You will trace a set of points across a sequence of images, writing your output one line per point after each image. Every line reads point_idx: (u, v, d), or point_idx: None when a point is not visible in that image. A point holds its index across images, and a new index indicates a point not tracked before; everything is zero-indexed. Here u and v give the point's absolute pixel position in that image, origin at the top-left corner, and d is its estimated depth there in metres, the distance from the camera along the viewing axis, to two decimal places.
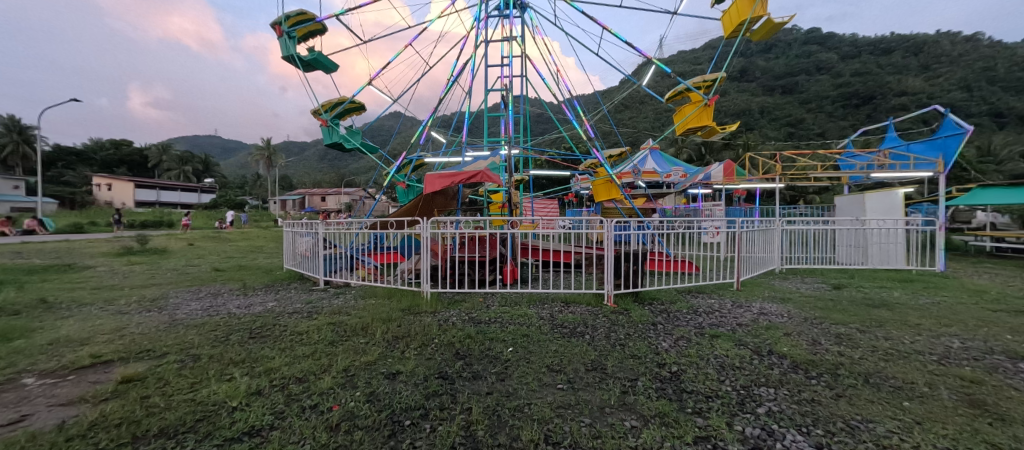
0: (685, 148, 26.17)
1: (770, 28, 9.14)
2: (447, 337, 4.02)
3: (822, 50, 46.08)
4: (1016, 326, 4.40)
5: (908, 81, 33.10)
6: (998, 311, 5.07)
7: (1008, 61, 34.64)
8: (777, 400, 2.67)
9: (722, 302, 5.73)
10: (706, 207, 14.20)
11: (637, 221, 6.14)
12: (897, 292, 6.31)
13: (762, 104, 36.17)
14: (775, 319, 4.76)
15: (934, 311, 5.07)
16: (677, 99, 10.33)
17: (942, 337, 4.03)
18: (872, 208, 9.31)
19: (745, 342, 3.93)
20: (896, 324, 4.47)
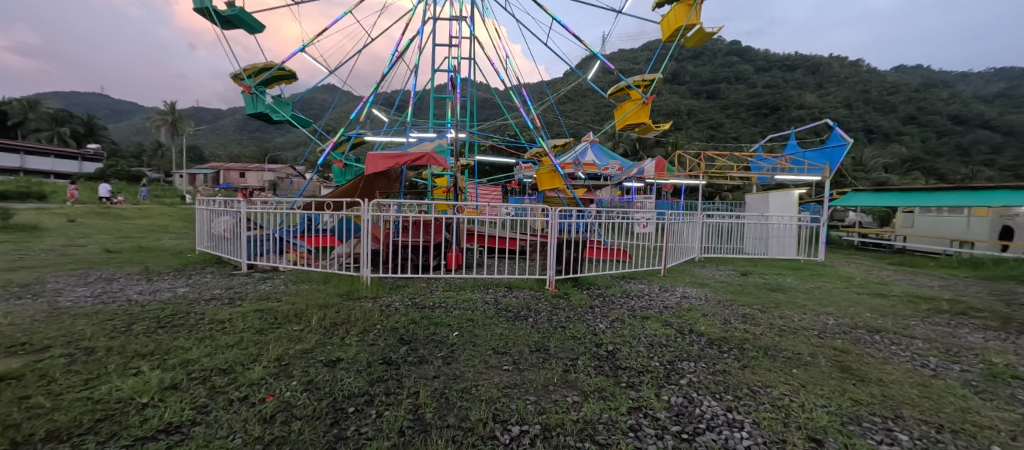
0: (622, 143, 27.67)
1: (702, 36, 9.90)
2: (390, 323, 3.92)
3: (741, 62, 51.03)
4: (873, 306, 5.38)
5: (806, 96, 38.01)
6: (862, 294, 6.15)
7: (879, 86, 41.21)
8: (697, 372, 3.02)
9: (651, 287, 6.27)
10: (639, 199, 15.22)
11: (579, 210, 6.42)
12: (789, 278, 7.37)
13: (690, 107, 39.30)
14: (695, 302, 5.33)
15: (817, 294, 6.01)
16: (618, 95, 10.83)
17: (821, 316, 4.83)
18: (774, 206, 10.65)
19: (670, 322, 4.35)
20: (788, 306, 5.24)
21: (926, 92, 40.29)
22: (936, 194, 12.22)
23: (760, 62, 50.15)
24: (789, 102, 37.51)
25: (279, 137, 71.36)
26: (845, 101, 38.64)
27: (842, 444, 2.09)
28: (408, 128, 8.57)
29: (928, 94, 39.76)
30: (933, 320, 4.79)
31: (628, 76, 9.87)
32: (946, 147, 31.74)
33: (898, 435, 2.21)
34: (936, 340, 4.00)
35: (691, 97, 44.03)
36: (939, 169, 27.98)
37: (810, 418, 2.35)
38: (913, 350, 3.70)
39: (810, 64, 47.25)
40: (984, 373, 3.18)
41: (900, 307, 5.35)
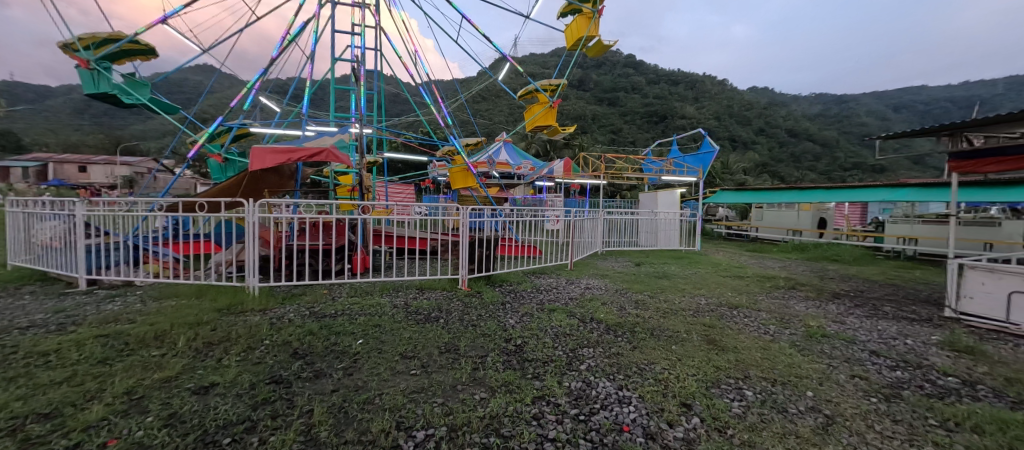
0: (534, 144, 28.80)
1: (601, 47, 10.76)
2: (282, 337, 3.52)
3: (635, 74, 56.84)
4: (734, 286, 6.46)
5: (687, 108, 43.91)
6: (726, 277, 7.33)
7: (739, 103, 49.47)
8: (595, 357, 3.28)
9: (559, 280, 6.66)
10: (550, 197, 16.01)
11: (490, 209, 6.49)
12: (673, 266, 8.45)
13: (594, 112, 42.51)
14: (596, 292, 5.82)
15: (694, 279, 7.00)
16: (527, 98, 11.20)
17: (695, 297, 5.65)
18: (661, 203, 12.07)
19: (574, 313, 4.66)
20: (671, 290, 6.02)
21: (771, 110, 49.52)
22: (778, 192, 15.07)
23: (650, 75, 56.46)
24: (674, 112, 42.88)
25: (137, 123, 59.07)
26: (715, 114, 45.51)
27: (707, 406, 2.46)
28: (304, 120, 7.77)
29: (773, 111, 48.88)
30: (774, 294, 5.94)
31: (535, 79, 10.26)
32: (785, 154, 39.38)
33: (746, 392, 2.68)
34: (774, 311, 4.96)
35: (595, 104, 47.69)
36: (780, 173, 34.64)
37: (684, 386, 2.73)
38: (760, 320, 4.53)
39: (689, 80, 54.66)
40: (805, 334, 4.04)
41: (752, 286, 6.52)
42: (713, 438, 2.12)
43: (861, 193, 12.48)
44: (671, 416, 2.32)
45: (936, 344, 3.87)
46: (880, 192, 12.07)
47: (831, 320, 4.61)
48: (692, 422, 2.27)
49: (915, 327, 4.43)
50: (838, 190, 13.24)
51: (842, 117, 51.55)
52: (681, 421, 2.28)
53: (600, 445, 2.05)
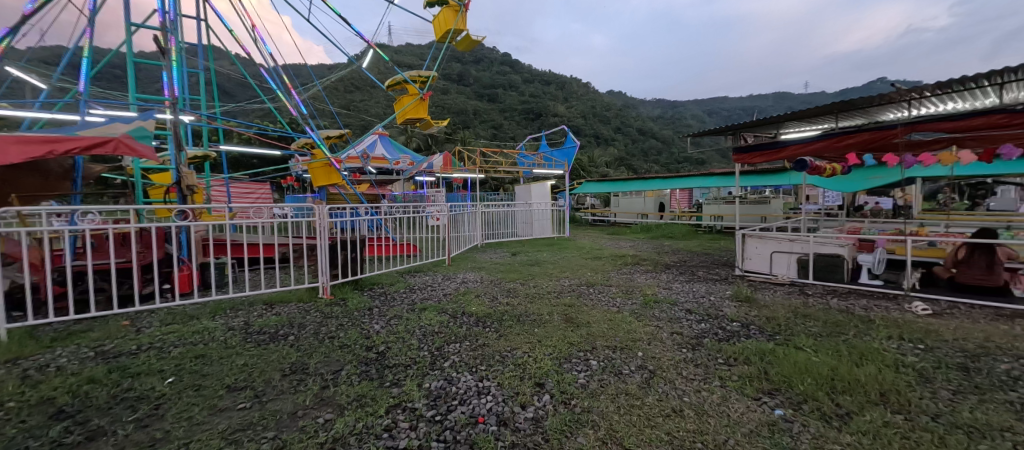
0: (413, 137, 27.73)
1: (470, 42, 10.79)
2: (37, 394, 2.57)
3: (512, 73, 59.39)
4: (593, 267, 7.25)
5: (557, 107, 47.78)
6: (587, 259, 8.19)
7: (600, 104, 55.98)
8: (460, 352, 3.26)
9: (435, 277, 6.51)
10: (430, 193, 15.62)
11: (356, 206, 5.87)
12: (544, 253, 9.10)
13: (474, 107, 43.01)
14: (471, 285, 5.87)
15: (561, 263, 7.63)
16: (396, 88, 10.58)
17: (561, 279, 6.17)
18: (534, 195, 12.77)
19: (446, 309, 4.59)
20: (540, 276, 6.45)
21: (625, 111, 57.32)
22: (630, 182, 17.50)
23: (525, 75, 59.71)
24: (547, 110, 46.20)
25: None
26: (581, 113, 50.60)
27: (556, 382, 2.64)
28: (84, 101, 5.85)
29: (626, 112, 56.65)
30: (622, 270, 6.88)
31: (401, 70, 9.76)
32: (636, 149, 46.13)
33: (591, 362, 2.98)
34: (622, 285, 5.73)
35: (475, 99, 48.30)
36: (633, 166, 40.44)
37: (538, 366, 2.90)
38: (609, 294, 5.17)
39: (559, 82, 59.55)
40: (643, 302, 4.74)
41: (607, 265, 7.43)
42: (559, 411, 2.28)
43: (687, 182, 15.31)
44: (524, 398, 2.43)
45: (728, 297, 4.96)
46: (699, 180, 15.03)
47: (662, 288, 5.53)
48: (542, 400, 2.41)
49: (716, 285, 5.63)
50: (672, 179, 15.98)
51: (675, 119, 62.69)
52: (533, 401, 2.41)
53: (453, 443, 2.01)
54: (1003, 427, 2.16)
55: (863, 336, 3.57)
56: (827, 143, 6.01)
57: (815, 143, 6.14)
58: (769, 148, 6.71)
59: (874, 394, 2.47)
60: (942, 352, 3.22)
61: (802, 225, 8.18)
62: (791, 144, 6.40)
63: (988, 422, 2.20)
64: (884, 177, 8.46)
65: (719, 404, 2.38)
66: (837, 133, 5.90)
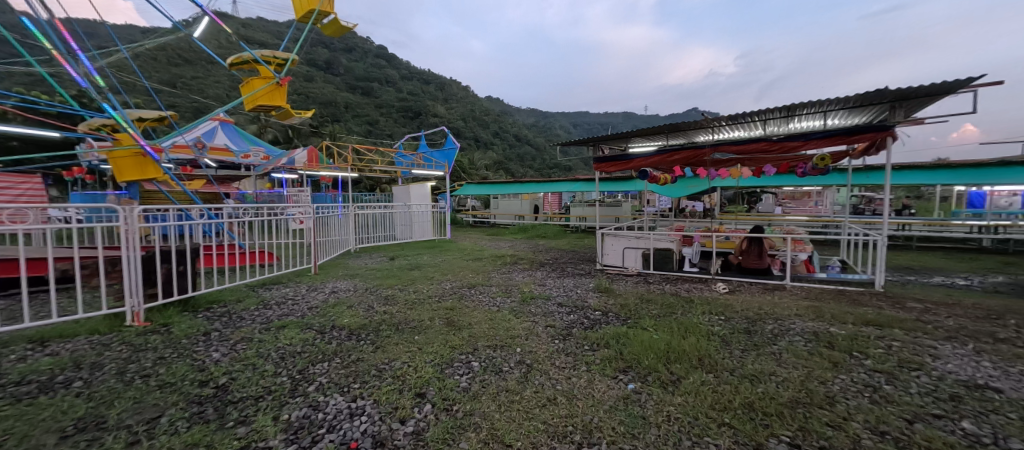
0: (268, 127, 23.88)
1: (338, 28, 9.80)
2: None
3: (388, 67, 56.34)
4: (474, 268, 7.35)
5: (437, 107, 47.23)
6: (468, 260, 8.27)
7: (479, 108, 57.40)
8: (328, 372, 2.90)
9: (297, 289, 5.69)
10: (290, 192, 13.64)
11: (187, 207, 4.70)
12: (425, 256, 8.86)
13: (345, 99, 39.34)
14: (343, 295, 5.32)
15: (442, 266, 7.53)
16: (243, 68, 8.92)
17: (442, 282, 6.09)
18: (414, 196, 12.23)
19: (311, 324, 4.05)
20: (421, 279, 6.26)
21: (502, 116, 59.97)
22: (508, 185, 18.36)
23: (403, 71, 57.40)
24: (426, 110, 45.19)
25: None
26: (461, 115, 51.00)
27: (438, 389, 2.58)
28: None
29: (503, 118, 59.31)
30: (501, 270, 7.15)
31: (251, 48, 8.27)
32: (513, 154, 48.72)
33: (473, 363, 3.01)
34: (501, 284, 5.95)
35: (346, 90, 44.26)
36: (511, 170, 42.58)
37: (419, 375, 2.78)
38: (490, 294, 5.31)
39: (438, 82, 58.95)
40: (520, 299, 5.00)
41: (487, 265, 7.63)
42: (441, 420, 2.22)
43: (557, 186, 16.82)
44: (404, 412, 2.30)
45: (592, 289, 5.61)
46: (567, 185, 16.67)
47: (538, 284, 5.94)
48: (423, 411, 2.32)
49: (581, 279, 6.31)
50: (545, 183, 17.36)
51: (546, 128, 68.38)
52: (413, 414, 2.29)
53: None
54: (770, 372, 2.94)
55: (687, 313, 4.45)
56: (660, 157, 7.30)
57: (652, 157, 7.39)
58: (620, 159, 7.79)
59: (695, 360, 3.09)
60: (734, 320, 4.25)
61: (645, 224, 9.78)
62: (636, 157, 7.55)
63: (763, 370, 2.96)
64: (699, 186, 10.72)
65: (585, 387, 2.66)
66: (667, 150, 7.21)
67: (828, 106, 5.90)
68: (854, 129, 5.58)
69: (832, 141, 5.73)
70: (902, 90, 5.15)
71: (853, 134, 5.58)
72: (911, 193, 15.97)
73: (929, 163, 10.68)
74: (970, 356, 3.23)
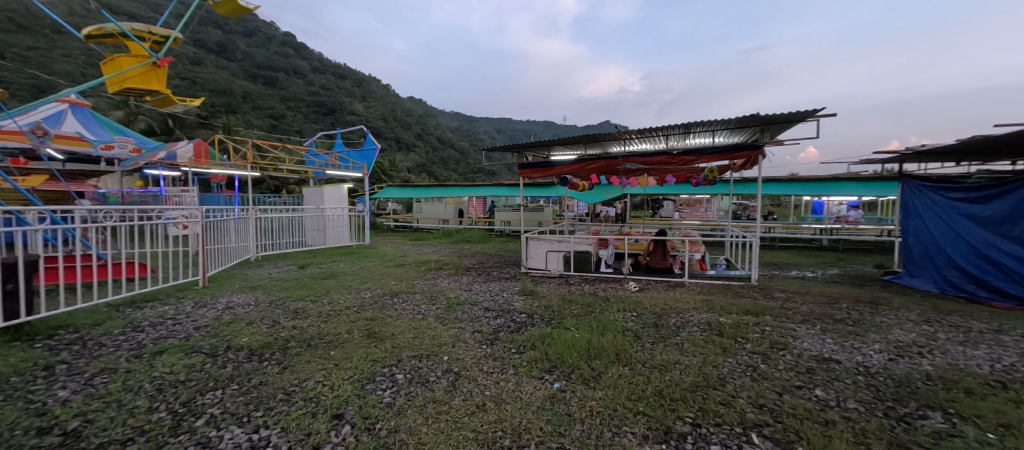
0: (141, 114, 20.09)
1: (236, 9, 8.67)
2: None
3: (297, 57, 51.44)
4: (396, 275, 7.00)
5: (355, 104, 44.38)
6: (390, 267, 7.86)
7: (401, 109, 55.30)
8: (223, 401, 2.51)
9: (180, 306, 4.85)
10: (171, 192, 11.62)
11: (21, 209, 3.72)
12: (341, 264, 8.21)
13: (243, 89, 34.91)
14: (241, 310, 4.66)
15: (360, 274, 7.05)
16: (105, 43, 7.38)
17: (361, 291, 5.69)
18: (328, 199, 11.24)
19: (199, 347, 3.47)
20: (337, 289, 5.78)
21: (425, 118, 58.51)
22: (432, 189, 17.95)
23: (315, 63, 52.89)
24: (341, 106, 42.16)
25: None
26: (381, 115, 48.60)
27: (358, 408, 2.39)
28: None
29: (426, 120, 57.90)
30: (426, 276, 6.94)
31: (117, 19, 6.88)
32: (437, 157, 47.79)
33: (397, 376, 2.86)
34: (426, 291, 5.76)
35: (245, 78, 39.31)
36: (435, 173, 41.73)
37: (335, 395, 2.55)
38: (414, 302, 5.10)
39: (355, 78, 55.47)
40: (447, 306, 4.88)
41: (410, 272, 7.34)
42: (362, 441, 2.06)
43: (482, 191, 16.90)
44: (319, 438, 2.08)
45: (517, 292, 5.72)
46: (492, 190, 16.83)
47: (463, 290, 5.87)
48: (341, 434, 2.13)
49: (507, 283, 6.41)
50: (470, 187, 17.33)
51: (471, 133, 68.45)
52: (330, 438, 2.09)
53: None
54: (675, 361, 3.27)
55: (604, 311, 4.77)
56: (580, 166, 7.75)
57: (573, 165, 7.81)
58: (543, 165, 8.10)
59: (612, 355, 3.31)
60: (644, 315, 4.67)
61: (565, 228, 10.29)
62: (558, 164, 7.92)
63: (670, 359, 3.29)
64: (612, 192, 11.63)
65: (513, 390, 2.69)
66: (586, 158, 7.68)
67: (716, 126, 6.81)
68: (735, 147, 6.52)
69: (719, 156, 6.63)
70: (770, 116, 6.16)
71: (735, 151, 6.52)
72: (774, 202, 19.27)
73: (786, 177, 13.07)
74: (818, 334, 3.99)
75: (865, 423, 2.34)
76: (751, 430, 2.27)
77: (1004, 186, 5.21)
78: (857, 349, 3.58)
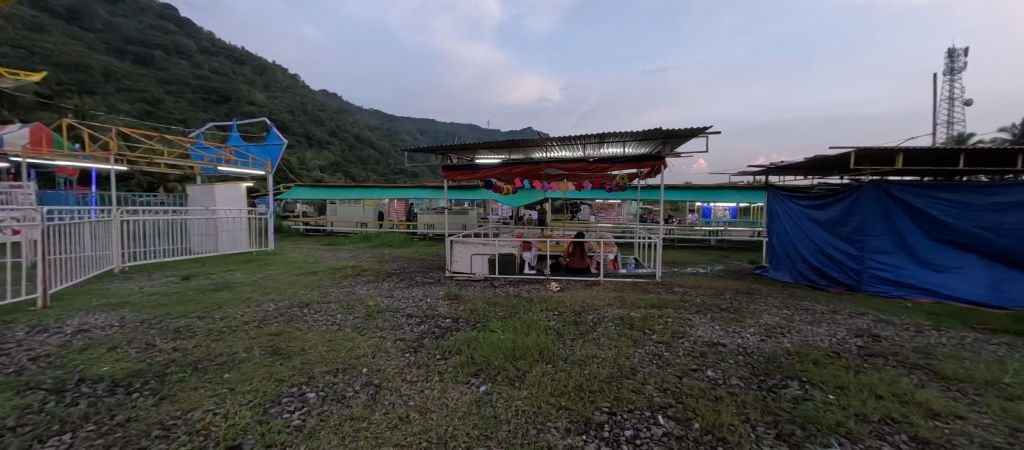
0: None
1: None
2: None
3: (180, 34, 44.23)
4: (306, 284, 6.36)
5: (255, 94, 39.59)
6: (299, 275, 7.12)
7: (312, 102, 50.78)
8: (73, 447, 2.03)
9: (5, 333, 3.80)
10: None
11: None
12: (238, 273, 7.23)
13: (104, 65, 28.89)
14: (99, 333, 3.82)
15: (262, 284, 6.27)
16: None
17: (262, 304, 5.05)
18: (221, 199, 9.81)
19: (37, 382, 2.76)
20: (232, 302, 5.06)
21: (340, 114, 54.48)
22: (348, 190, 16.79)
23: (204, 43, 45.98)
24: (238, 95, 37.26)
25: None
26: (287, 107, 44.03)
27: (261, 435, 2.12)
28: None
29: (341, 116, 53.96)
30: (341, 284, 6.43)
31: None
32: (353, 156, 44.83)
33: (308, 395, 2.60)
34: (341, 300, 5.33)
35: (107, 53, 32.60)
36: (351, 173, 39.09)
37: (231, 423, 2.23)
38: (327, 313, 4.68)
39: (256, 64, 49.52)
40: (365, 315, 4.58)
41: (323, 279, 6.74)
42: None
43: (403, 193, 16.25)
44: None
45: (441, 297, 5.58)
46: (414, 192, 16.28)
47: (384, 297, 5.56)
48: None
49: (431, 288, 6.24)
50: (390, 189, 16.57)
51: (391, 132, 65.55)
52: None
53: None
54: (593, 355, 3.49)
55: (528, 312, 4.91)
56: (504, 170, 7.91)
57: (497, 169, 7.93)
58: (468, 168, 8.09)
59: (536, 354, 3.42)
60: (565, 314, 4.91)
61: (490, 231, 10.37)
62: (482, 168, 7.97)
63: (588, 354, 3.50)
64: (535, 196, 12.04)
65: (439, 398, 2.62)
66: (510, 163, 7.86)
67: (625, 137, 7.47)
68: (642, 157, 7.24)
69: (628, 165, 7.30)
70: (669, 131, 6.96)
71: (641, 161, 7.24)
72: (673, 207, 21.73)
73: (683, 185, 14.83)
74: (709, 322, 4.58)
75: (745, 396, 2.75)
76: (658, 412, 2.51)
77: (835, 196, 6.54)
78: (737, 333, 4.19)
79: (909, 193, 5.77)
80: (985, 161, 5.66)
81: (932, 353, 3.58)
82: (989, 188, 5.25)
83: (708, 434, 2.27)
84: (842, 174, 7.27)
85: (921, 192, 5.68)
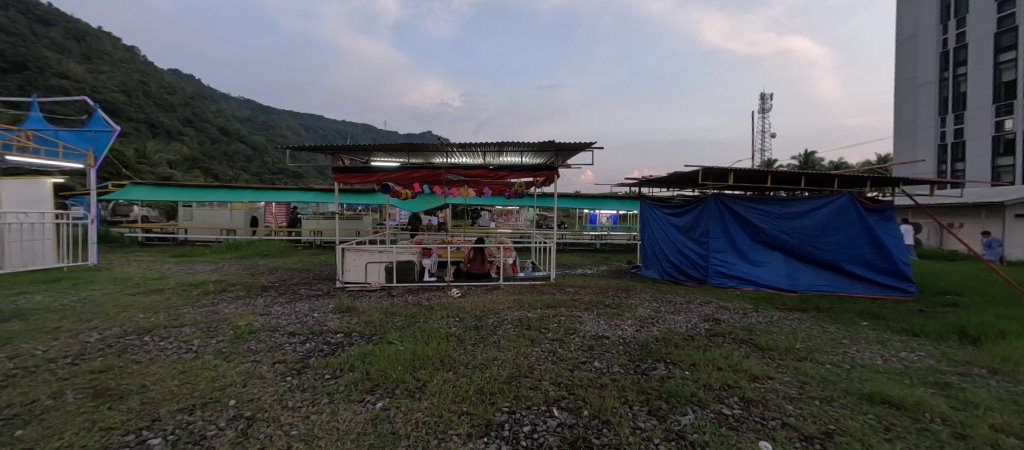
0: None
1: None
2: None
3: None
4: (147, 305, 5.14)
5: (69, 64, 30.84)
6: (134, 295, 5.71)
7: (157, 82, 41.56)
8: None
9: None
10: None
11: None
12: (38, 296, 5.49)
13: None
14: None
15: (79, 308, 4.86)
16: None
17: (80, 334, 3.93)
18: (12, 200, 7.41)
19: None
20: (28, 336, 3.81)
21: (197, 100, 45.72)
22: (208, 190, 14.17)
23: None
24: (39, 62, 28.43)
25: None
26: (119, 86, 35.22)
27: None
28: None
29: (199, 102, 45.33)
30: (200, 302, 5.38)
31: None
32: (216, 151, 38.05)
33: (153, 440, 2.12)
34: (200, 322, 4.45)
35: None
36: (214, 171, 33.13)
37: None
38: (179, 339, 3.86)
39: (70, 27, 38.56)
40: (233, 337, 3.93)
41: (173, 298, 5.54)
42: None
43: (284, 195, 14.40)
44: None
45: (331, 311, 5.06)
46: (297, 194, 14.54)
47: (258, 315, 4.82)
48: None
49: (318, 301, 5.63)
50: (265, 191, 14.49)
51: (268, 126, 57.62)
52: None
53: None
54: (493, 358, 3.56)
55: (428, 320, 4.78)
56: (401, 174, 7.53)
57: (394, 173, 7.51)
58: (361, 171, 7.49)
59: (436, 363, 3.35)
60: (466, 319, 4.91)
61: (386, 237, 9.81)
62: (379, 171, 7.48)
63: (491, 357, 3.58)
64: (435, 202, 11.86)
65: (328, 422, 2.38)
66: (408, 167, 7.51)
67: (522, 147, 7.84)
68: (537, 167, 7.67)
69: (524, 173, 7.65)
70: (561, 144, 7.50)
71: (537, 170, 7.64)
72: (564, 213, 23.50)
73: (573, 193, 16.17)
74: (595, 318, 5.08)
75: (624, 380, 3.13)
76: (553, 405, 2.69)
77: (690, 205, 7.86)
78: (618, 326, 4.74)
79: (738, 203, 7.24)
80: (784, 181, 7.43)
81: (753, 330, 4.56)
82: (787, 200, 6.90)
83: (594, 419, 2.51)
84: (694, 188, 8.76)
85: (746, 203, 7.19)
